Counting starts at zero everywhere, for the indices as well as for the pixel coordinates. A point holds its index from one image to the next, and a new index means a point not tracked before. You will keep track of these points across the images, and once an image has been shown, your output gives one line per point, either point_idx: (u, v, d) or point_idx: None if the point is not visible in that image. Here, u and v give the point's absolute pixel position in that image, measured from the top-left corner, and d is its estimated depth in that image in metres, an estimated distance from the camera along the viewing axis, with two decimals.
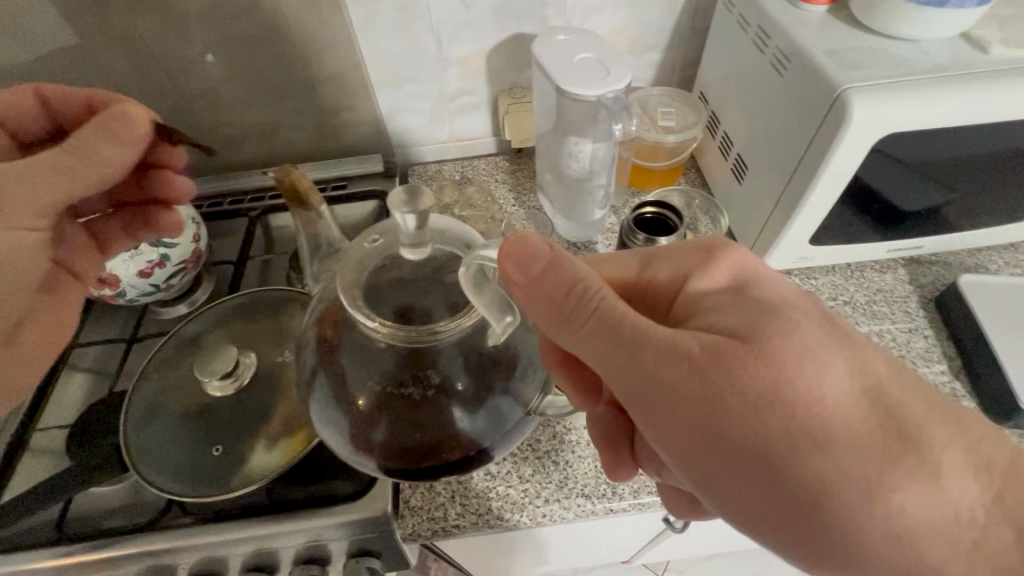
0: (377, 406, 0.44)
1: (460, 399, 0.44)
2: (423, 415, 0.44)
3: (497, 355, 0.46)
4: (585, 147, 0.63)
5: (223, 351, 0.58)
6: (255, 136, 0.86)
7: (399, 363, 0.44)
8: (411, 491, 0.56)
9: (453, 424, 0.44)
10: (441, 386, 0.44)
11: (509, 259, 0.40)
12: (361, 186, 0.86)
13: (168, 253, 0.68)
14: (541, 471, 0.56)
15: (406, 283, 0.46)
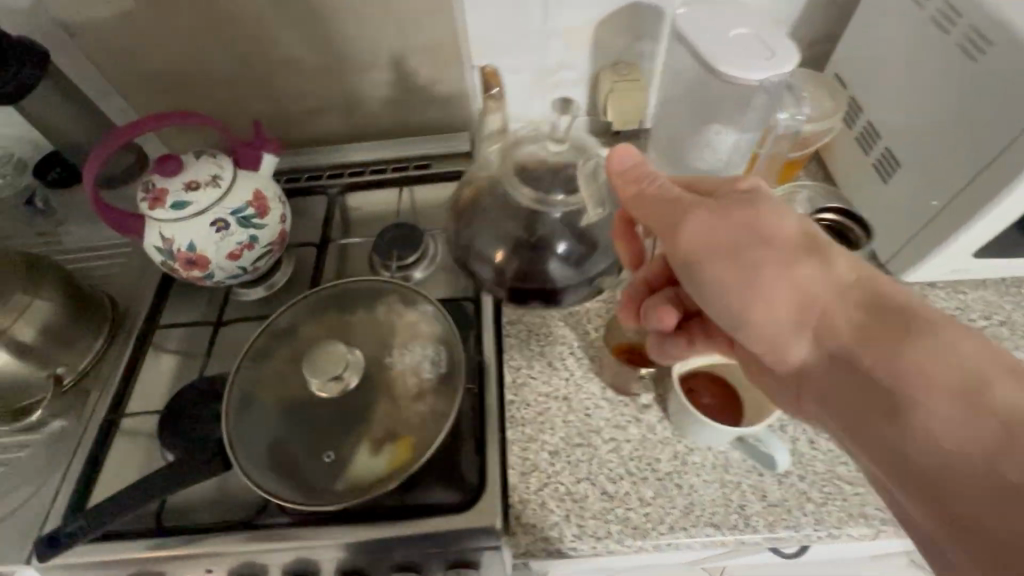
0: (502, 249, 0.58)
1: (559, 257, 0.57)
2: (529, 260, 0.57)
3: (587, 233, 0.58)
4: (725, 137, 0.56)
5: (328, 349, 0.55)
6: (337, 108, 0.81)
7: (523, 223, 0.57)
8: (521, 506, 0.52)
9: (549, 269, 0.57)
10: (544, 240, 0.57)
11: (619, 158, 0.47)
12: (446, 167, 0.81)
13: (257, 235, 0.65)
14: (664, 494, 0.52)
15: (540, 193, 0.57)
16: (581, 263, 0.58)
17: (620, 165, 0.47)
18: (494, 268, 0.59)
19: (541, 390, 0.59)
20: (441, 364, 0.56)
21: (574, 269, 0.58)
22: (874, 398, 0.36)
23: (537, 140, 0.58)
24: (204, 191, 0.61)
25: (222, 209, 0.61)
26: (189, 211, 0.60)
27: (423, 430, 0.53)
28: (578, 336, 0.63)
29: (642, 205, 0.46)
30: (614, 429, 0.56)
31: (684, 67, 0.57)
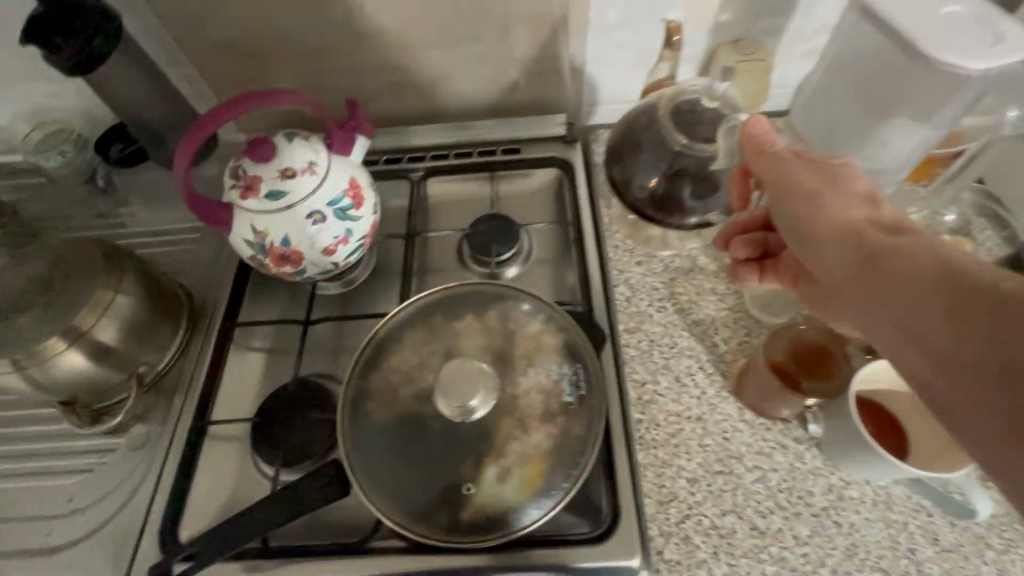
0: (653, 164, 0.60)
1: (692, 189, 0.59)
2: (670, 184, 0.59)
3: (717, 180, 0.58)
4: (904, 138, 0.55)
5: (456, 368, 0.49)
6: (422, 85, 0.74)
7: (670, 153, 0.59)
8: (663, 541, 0.48)
9: (682, 195, 0.59)
10: (681, 173, 0.59)
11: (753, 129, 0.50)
12: (540, 153, 0.75)
13: (353, 228, 0.59)
14: (822, 532, 0.47)
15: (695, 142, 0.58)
16: (706, 203, 0.59)
17: (753, 131, 0.50)
18: (636, 185, 0.61)
19: (672, 409, 0.54)
20: (583, 384, 0.50)
21: (698, 202, 0.59)
22: (908, 303, 0.35)
23: (693, 93, 0.60)
24: (302, 180, 0.55)
25: (319, 200, 0.56)
26: (286, 203, 0.54)
27: (555, 455, 0.48)
28: (706, 349, 0.58)
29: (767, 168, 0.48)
30: (757, 455, 0.51)
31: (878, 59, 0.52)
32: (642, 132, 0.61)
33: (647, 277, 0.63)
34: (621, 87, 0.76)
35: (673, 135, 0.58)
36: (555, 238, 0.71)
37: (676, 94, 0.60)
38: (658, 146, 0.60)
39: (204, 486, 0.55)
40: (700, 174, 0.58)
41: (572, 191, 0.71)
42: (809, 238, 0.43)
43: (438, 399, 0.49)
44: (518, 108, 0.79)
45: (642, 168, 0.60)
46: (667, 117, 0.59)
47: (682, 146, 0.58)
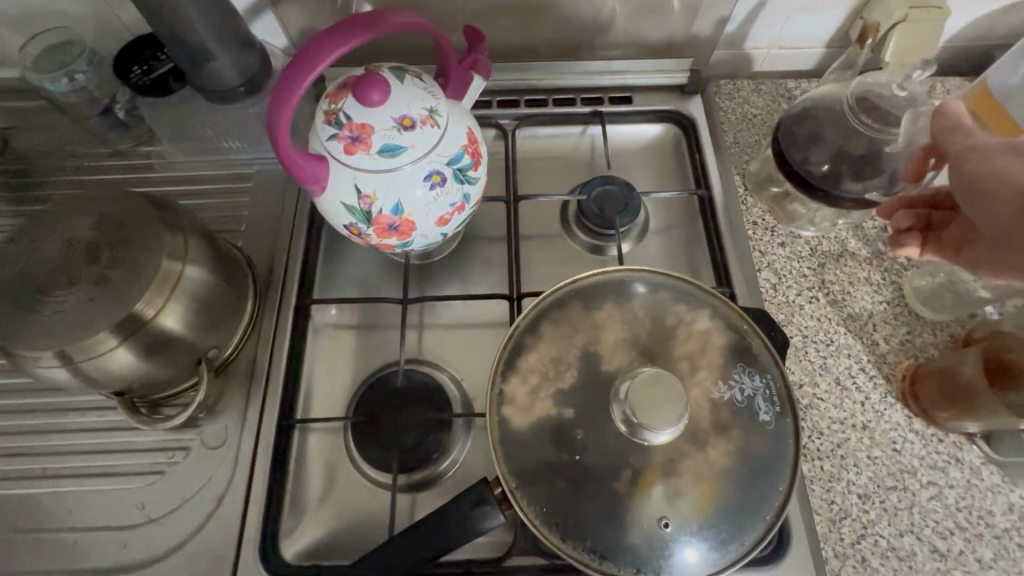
0: (824, 134, 0.50)
1: (855, 173, 0.49)
2: (840, 162, 0.49)
3: (895, 170, 0.48)
4: None
5: (665, 384, 0.41)
6: (521, 12, 0.61)
7: (843, 132, 0.50)
8: (839, 564, 0.44)
9: (846, 178, 0.49)
10: (854, 155, 0.49)
11: (940, 113, 0.41)
12: (652, 103, 0.65)
13: (470, 194, 0.49)
14: (1006, 556, 0.44)
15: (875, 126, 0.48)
16: (866, 186, 0.49)
17: (945, 109, 0.41)
18: (807, 155, 0.51)
19: (834, 415, 0.49)
20: (772, 396, 0.44)
21: (861, 187, 0.49)
22: None
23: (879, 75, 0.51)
24: (421, 132, 0.43)
25: (440, 160, 0.45)
26: (404, 162, 0.43)
27: (732, 476, 0.42)
28: (866, 349, 0.52)
29: (946, 145, 0.40)
30: (931, 470, 0.47)
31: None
32: (818, 114, 0.51)
33: (793, 261, 0.56)
34: (753, 29, 0.64)
35: (855, 118, 0.49)
36: (674, 207, 0.62)
37: (858, 84, 0.51)
38: (837, 128, 0.50)
39: (313, 494, 0.49)
40: (867, 158, 0.49)
41: (697, 153, 0.61)
42: (967, 198, 0.38)
43: (614, 408, 0.43)
44: (625, 46, 0.66)
45: (811, 143, 0.51)
46: (855, 104, 0.49)
47: (866, 128, 0.49)
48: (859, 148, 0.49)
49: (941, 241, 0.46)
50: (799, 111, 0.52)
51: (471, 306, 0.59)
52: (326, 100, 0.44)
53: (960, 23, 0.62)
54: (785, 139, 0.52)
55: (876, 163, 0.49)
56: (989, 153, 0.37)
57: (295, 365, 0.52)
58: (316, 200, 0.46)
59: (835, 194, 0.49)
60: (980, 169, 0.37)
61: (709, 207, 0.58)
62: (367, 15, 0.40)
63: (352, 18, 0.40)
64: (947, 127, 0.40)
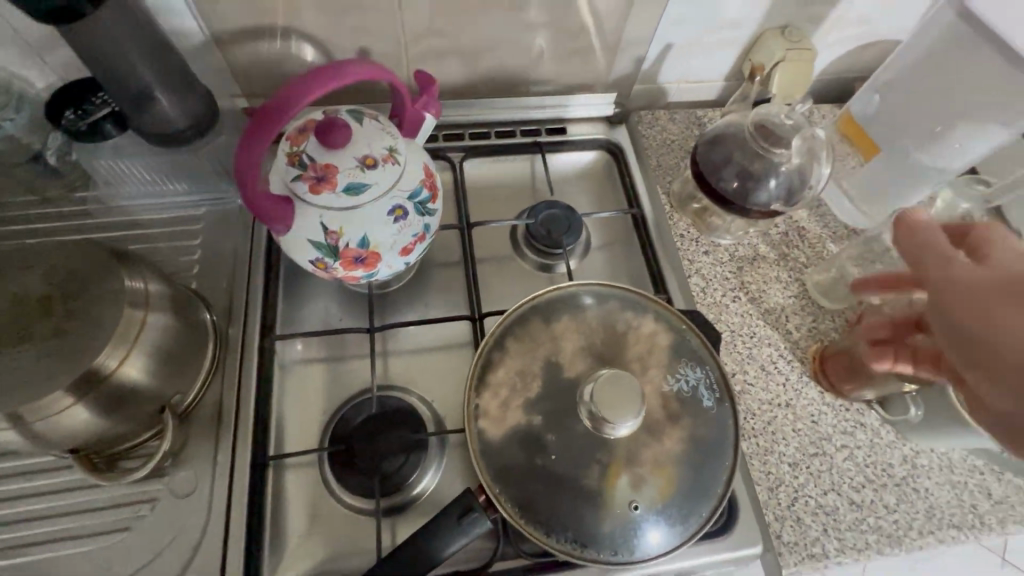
0: (733, 156, 0.59)
1: (760, 188, 0.58)
2: (748, 179, 0.58)
3: (789, 184, 0.58)
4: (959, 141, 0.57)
5: (616, 379, 0.46)
6: (463, 54, 0.66)
7: (746, 154, 0.58)
8: (780, 525, 0.50)
9: (753, 192, 0.58)
10: (757, 172, 0.58)
11: (902, 233, 0.46)
12: (585, 133, 0.71)
13: (431, 224, 0.51)
14: (906, 500, 0.53)
15: (771, 149, 0.57)
16: (770, 197, 0.58)
17: (909, 226, 0.46)
18: (719, 173, 0.59)
19: (763, 397, 0.56)
20: (713, 384, 0.50)
21: (765, 199, 0.58)
22: None
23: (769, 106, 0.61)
24: (384, 170, 0.46)
25: (402, 195, 0.47)
26: (367, 199, 0.45)
27: (685, 460, 0.47)
28: (782, 337, 0.60)
29: (918, 265, 0.43)
30: (843, 435, 0.55)
31: (969, 45, 0.54)
32: (726, 139, 0.60)
33: (716, 267, 0.64)
34: (665, 67, 0.73)
35: (754, 143, 0.58)
36: (611, 226, 0.69)
37: (755, 115, 0.59)
38: (741, 151, 0.59)
39: (295, 527, 0.49)
40: (767, 176, 0.58)
41: (627, 177, 0.69)
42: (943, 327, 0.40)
43: (581, 408, 0.47)
44: (555, 83, 0.73)
45: (722, 164, 0.59)
46: (754, 132, 0.58)
47: (763, 152, 0.57)
48: (760, 167, 0.58)
49: (902, 347, 0.50)
50: (711, 138, 0.61)
51: (435, 330, 0.62)
52: (288, 143, 0.46)
53: (826, 60, 0.75)
54: (700, 163, 0.60)
55: (775, 179, 0.58)
56: (957, 288, 0.40)
57: (264, 402, 0.52)
58: (280, 238, 0.48)
59: (746, 207, 0.58)
60: (960, 303, 0.39)
61: (642, 224, 0.66)
62: (327, 69, 0.43)
63: (311, 71, 0.42)
64: (921, 256, 0.43)
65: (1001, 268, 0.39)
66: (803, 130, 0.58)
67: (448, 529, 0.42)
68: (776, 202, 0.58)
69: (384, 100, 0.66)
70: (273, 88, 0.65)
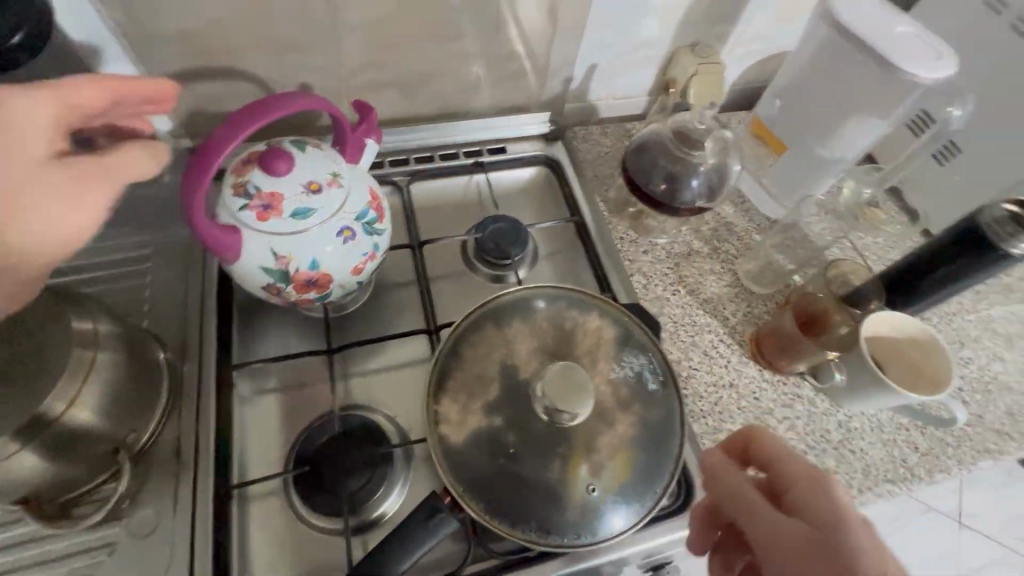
0: (658, 161, 0.64)
1: (686, 189, 0.63)
2: (675, 183, 0.63)
3: (710, 182, 0.63)
4: (851, 132, 0.64)
5: (566, 372, 0.49)
6: (402, 84, 0.70)
7: (669, 157, 0.64)
8: None
9: (681, 193, 0.63)
10: (681, 173, 0.63)
11: (711, 474, 0.44)
12: (524, 151, 0.76)
13: (381, 243, 0.53)
14: (845, 461, 0.57)
15: (689, 151, 0.63)
16: (694, 195, 0.63)
17: (711, 463, 0.45)
18: (648, 178, 0.64)
19: (708, 380, 0.60)
20: (657, 369, 0.53)
21: (691, 198, 0.63)
22: None
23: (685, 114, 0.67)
24: (329, 194, 0.48)
25: (349, 216, 0.49)
26: (314, 223, 0.47)
27: (639, 444, 0.50)
28: (721, 323, 0.64)
29: (735, 501, 0.42)
30: (783, 407, 0.60)
31: (841, 50, 0.61)
32: (650, 146, 0.65)
33: (655, 264, 0.68)
34: (593, 86, 0.79)
35: (674, 147, 0.63)
36: (556, 234, 0.73)
37: (673, 123, 0.65)
38: (665, 155, 0.64)
39: (264, 554, 0.49)
40: (689, 176, 0.63)
41: (567, 188, 0.73)
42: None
43: (536, 404, 0.50)
44: (492, 106, 0.78)
45: (648, 169, 0.64)
46: (673, 138, 0.64)
47: (683, 154, 0.63)
48: (682, 169, 0.63)
49: None
50: (637, 146, 0.66)
51: (394, 347, 0.63)
52: (233, 175, 0.48)
53: (736, 71, 0.83)
54: (629, 169, 0.65)
55: (697, 179, 0.63)
56: (774, 531, 0.39)
57: (223, 432, 0.52)
58: (230, 267, 0.49)
59: (675, 206, 0.63)
60: (782, 550, 0.38)
61: (583, 230, 0.70)
62: (270, 100, 0.45)
63: (256, 103, 0.45)
64: (739, 496, 0.42)
65: (805, 512, 0.39)
66: (714, 131, 0.64)
67: (417, 532, 0.43)
68: (697, 198, 0.63)
69: (329, 131, 0.69)
70: (217, 126, 0.67)
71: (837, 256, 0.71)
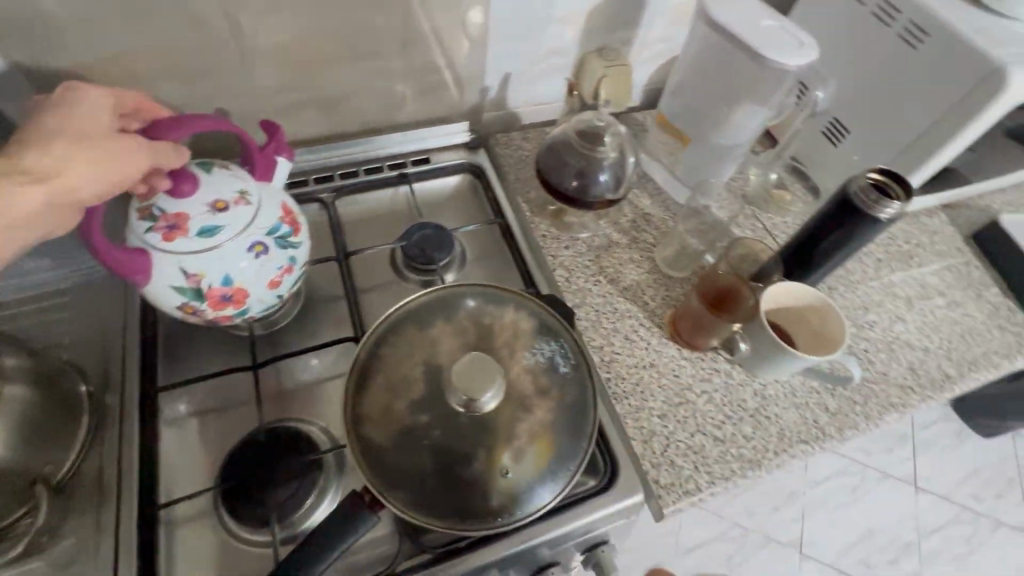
0: (567, 159, 0.67)
1: (596, 184, 0.66)
2: (585, 178, 0.66)
3: (617, 175, 0.67)
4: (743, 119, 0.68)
5: (477, 364, 0.52)
6: (320, 103, 0.72)
7: (576, 155, 0.67)
8: (656, 470, 0.56)
9: (592, 188, 0.66)
10: (589, 170, 0.66)
11: None
12: (447, 160, 0.78)
13: (297, 256, 0.55)
14: (760, 427, 0.60)
15: (594, 148, 0.66)
16: (603, 189, 0.66)
17: None
18: (559, 176, 0.67)
19: (629, 363, 0.63)
20: (572, 354, 0.56)
21: (601, 192, 0.66)
22: None
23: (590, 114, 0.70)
24: (235, 212, 0.49)
25: (260, 231, 0.50)
26: (223, 240, 0.48)
27: (558, 426, 0.52)
28: (641, 308, 0.68)
29: None
30: (702, 381, 0.63)
31: (717, 45, 0.65)
32: (558, 146, 0.68)
33: (577, 258, 0.71)
34: (510, 94, 0.83)
35: (579, 146, 0.67)
36: (483, 237, 0.75)
37: (577, 122, 0.69)
38: (573, 154, 0.67)
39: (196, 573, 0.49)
40: (596, 171, 0.66)
41: (490, 192, 0.76)
42: None
43: (452, 397, 0.52)
44: (413, 119, 0.80)
45: (558, 167, 0.67)
46: (579, 136, 0.67)
47: (589, 151, 0.66)
48: (589, 164, 0.66)
49: None
50: (548, 146, 0.69)
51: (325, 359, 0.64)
52: (138, 200, 0.49)
53: (646, 73, 0.88)
54: (542, 169, 0.68)
55: (605, 173, 0.66)
56: None
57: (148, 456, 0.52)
58: (144, 289, 0.50)
59: (587, 201, 0.66)
60: None
61: (507, 230, 0.73)
62: (174, 118, 0.49)
63: (159, 121, 0.49)
64: None
65: None
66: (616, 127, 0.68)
67: (338, 530, 0.44)
68: (603, 190, 0.66)
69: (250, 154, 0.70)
70: None
71: (747, 236, 0.75)
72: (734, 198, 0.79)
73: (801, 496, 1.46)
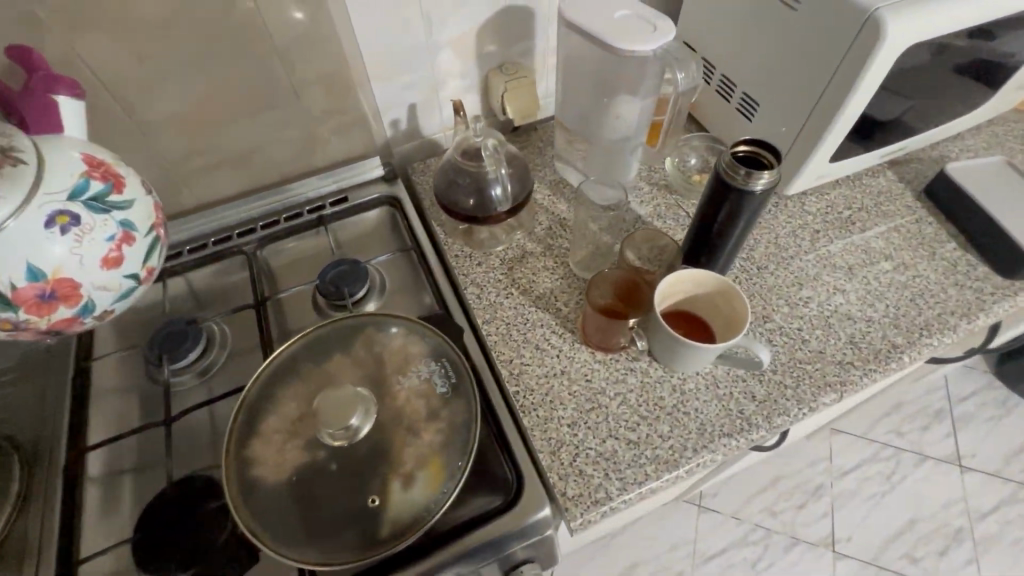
0: (458, 180, 0.67)
1: (495, 198, 0.66)
2: (483, 195, 0.66)
3: (509, 186, 0.67)
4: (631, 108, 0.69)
5: (344, 398, 0.52)
6: (235, 160, 0.76)
7: (467, 174, 0.67)
8: (564, 482, 0.54)
9: (494, 201, 0.66)
10: (484, 185, 0.66)
11: None
12: (364, 195, 0.80)
13: (128, 219, 0.50)
14: (678, 425, 0.57)
15: (477, 168, 0.67)
16: (500, 201, 0.66)
17: None
18: (457, 197, 0.67)
19: (540, 373, 0.62)
20: (460, 372, 0.55)
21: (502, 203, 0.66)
22: None
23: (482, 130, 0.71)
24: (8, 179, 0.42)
25: (54, 200, 0.45)
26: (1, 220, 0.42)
27: (448, 446, 0.52)
28: (553, 315, 0.66)
29: None
30: (616, 383, 0.61)
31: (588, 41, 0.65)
32: (448, 168, 0.69)
33: (488, 273, 0.71)
34: (422, 122, 0.84)
35: (467, 164, 0.67)
36: (398, 268, 0.75)
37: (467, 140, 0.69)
38: (462, 174, 0.67)
39: None
40: (490, 185, 0.66)
41: (405, 221, 0.78)
42: None
43: (324, 434, 0.52)
44: (331, 162, 0.83)
45: (451, 189, 0.67)
46: (468, 155, 0.68)
47: (478, 168, 0.67)
48: (480, 181, 0.66)
49: None
50: (442, 167, 0.70)
51: None
52: None
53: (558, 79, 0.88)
54: (439, 193, 0.69)
55: (500, 185, 0.66)
56: None
57: (71, 516, 0.55)
58: None
59: (490, 215, 0.66)
60: None
61: (420, 255, 0.73)
62: None
63: None
64: None
65: None
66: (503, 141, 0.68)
67: None
68: (500, 203, 0.66)
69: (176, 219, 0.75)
70: None
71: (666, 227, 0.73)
72: (655, 189, 0.77)
73: (828, 489, 1.36)
